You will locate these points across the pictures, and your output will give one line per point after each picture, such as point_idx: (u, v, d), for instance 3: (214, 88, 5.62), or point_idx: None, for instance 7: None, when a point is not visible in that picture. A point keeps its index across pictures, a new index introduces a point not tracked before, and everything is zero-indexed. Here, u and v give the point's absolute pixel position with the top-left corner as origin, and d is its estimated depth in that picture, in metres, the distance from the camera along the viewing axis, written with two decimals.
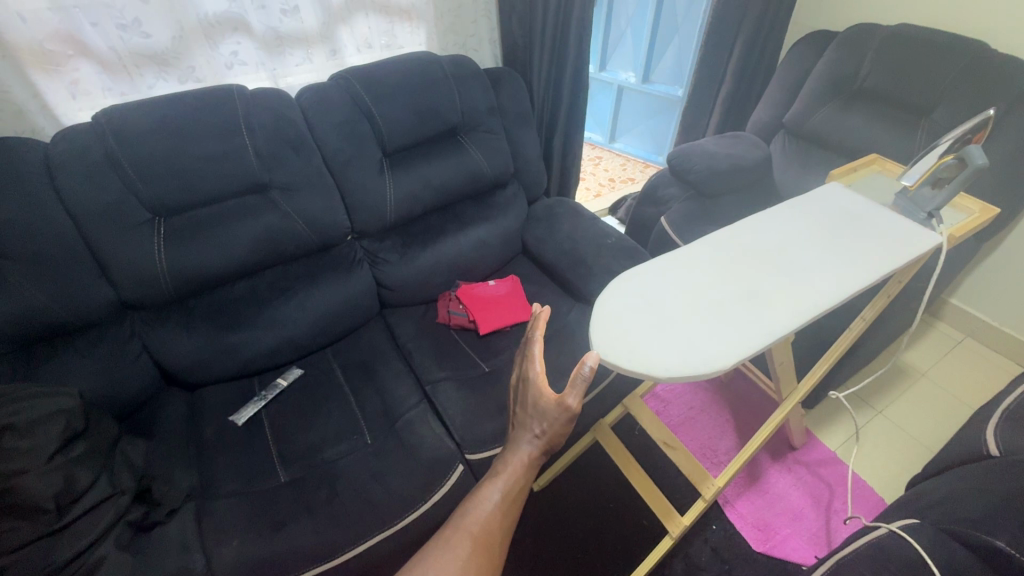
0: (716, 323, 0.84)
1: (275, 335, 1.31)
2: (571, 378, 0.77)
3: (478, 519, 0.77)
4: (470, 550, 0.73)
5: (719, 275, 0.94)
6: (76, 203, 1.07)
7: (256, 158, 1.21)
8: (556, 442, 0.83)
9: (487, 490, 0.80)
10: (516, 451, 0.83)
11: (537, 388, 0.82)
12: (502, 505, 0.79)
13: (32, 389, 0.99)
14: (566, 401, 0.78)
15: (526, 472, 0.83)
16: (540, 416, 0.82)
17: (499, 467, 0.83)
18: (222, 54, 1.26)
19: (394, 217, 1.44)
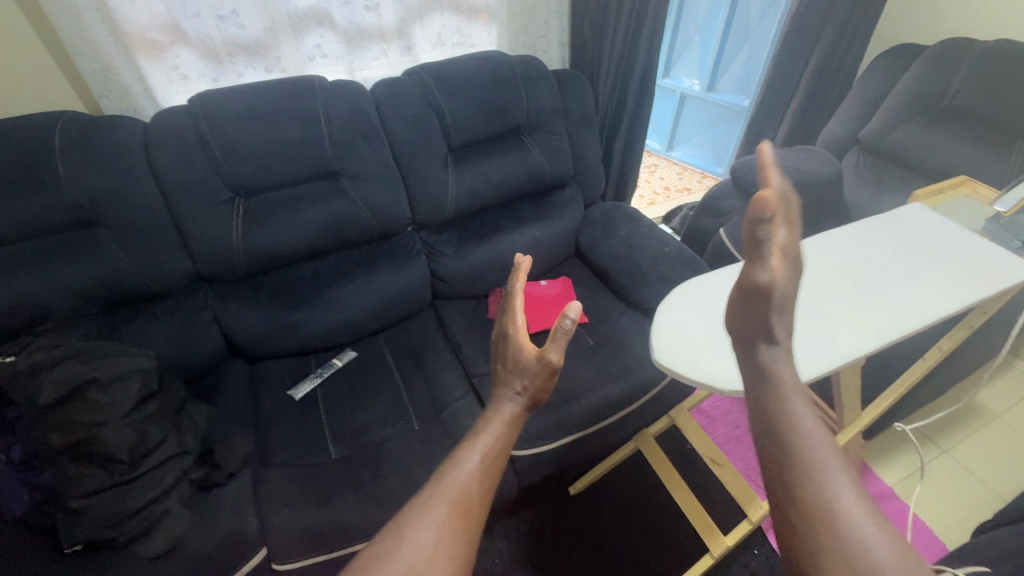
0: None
1: (333, 317, 1.36)
2: (551, 332, 0.74)
3: (456, 483, 0.63)
4: (447, 512, 0.60)
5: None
6: (169, 179, 1.16)
7: (330, 146, 1.26)
8: (539, 402, 0.76)
9: (467, 448, 0.68)
10: (497, 410, 0.74)
11: (521, 342, 0.77)
12: (483, 469, 0.66)
13: (114, 347, 1.08)
14: (549, 356, 0.74)
15: (509, 429, 0.73)
16: (521, 372, 0.76)
17: (480, 426, 0.73)
18: (306, 46, 1.32)
19: (454, 210, 1.46)
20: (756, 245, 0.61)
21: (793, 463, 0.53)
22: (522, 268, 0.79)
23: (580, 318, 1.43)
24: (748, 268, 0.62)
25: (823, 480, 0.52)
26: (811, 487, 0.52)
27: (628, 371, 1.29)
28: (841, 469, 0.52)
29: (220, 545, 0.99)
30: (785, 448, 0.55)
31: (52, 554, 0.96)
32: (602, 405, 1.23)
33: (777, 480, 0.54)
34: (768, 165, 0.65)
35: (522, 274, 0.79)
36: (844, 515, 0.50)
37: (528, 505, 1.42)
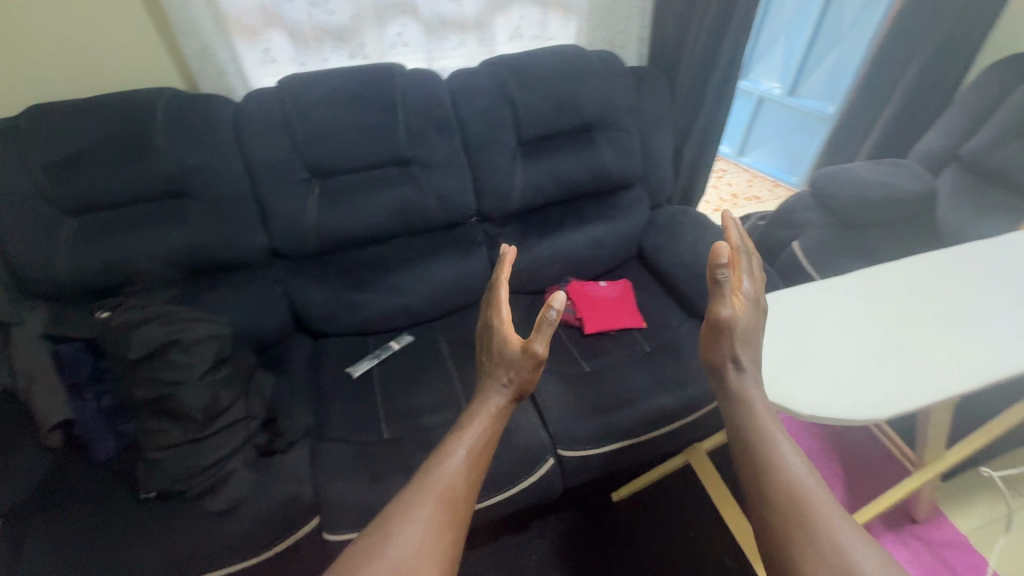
0: (841, 372, 0.84)
1: (393, 302, 1.39)
2: (537, 325, 0.83)
3: (444, 477, 0.73)
4: (435, 506, 0.70)
5: (836, 318, 0.92)
6: (255, 157, 1.21)
7: (405, 133, 1.28)
8: (524, 391, 0.88)
9: (454, 442, 0.79)
10: (485, 400, 0.86)
11: (507, 336, 0.88)
12: (469, 460, 0.77)
13: (195, 313, 1.16)
14: (533, 348, 0.84)
15: (495, 419, 0.84)
16: (507, 365, 0.87)
17: (469, 416, 0.84)
18: (389, 34, 1.35)
19: (518, 204, 1.45)
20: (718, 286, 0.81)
21: (771, 465, 0.71)
22: (509, 260, 0.94)
23: (639, 323, 1.39)
24: (713, 304, 0.83)
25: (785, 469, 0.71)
26: (779, 479, 0.69)
27: (686, 382, 1.25)
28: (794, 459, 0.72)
29: (277, 510, 1.03)
30: (763, 458, 0.72)
31: (129, 500, 1.03)
32: (656, 415, 1.20)
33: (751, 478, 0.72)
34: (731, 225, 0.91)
35: (507, 267, 0.93)
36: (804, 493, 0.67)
37: (567, 508, 1.40)
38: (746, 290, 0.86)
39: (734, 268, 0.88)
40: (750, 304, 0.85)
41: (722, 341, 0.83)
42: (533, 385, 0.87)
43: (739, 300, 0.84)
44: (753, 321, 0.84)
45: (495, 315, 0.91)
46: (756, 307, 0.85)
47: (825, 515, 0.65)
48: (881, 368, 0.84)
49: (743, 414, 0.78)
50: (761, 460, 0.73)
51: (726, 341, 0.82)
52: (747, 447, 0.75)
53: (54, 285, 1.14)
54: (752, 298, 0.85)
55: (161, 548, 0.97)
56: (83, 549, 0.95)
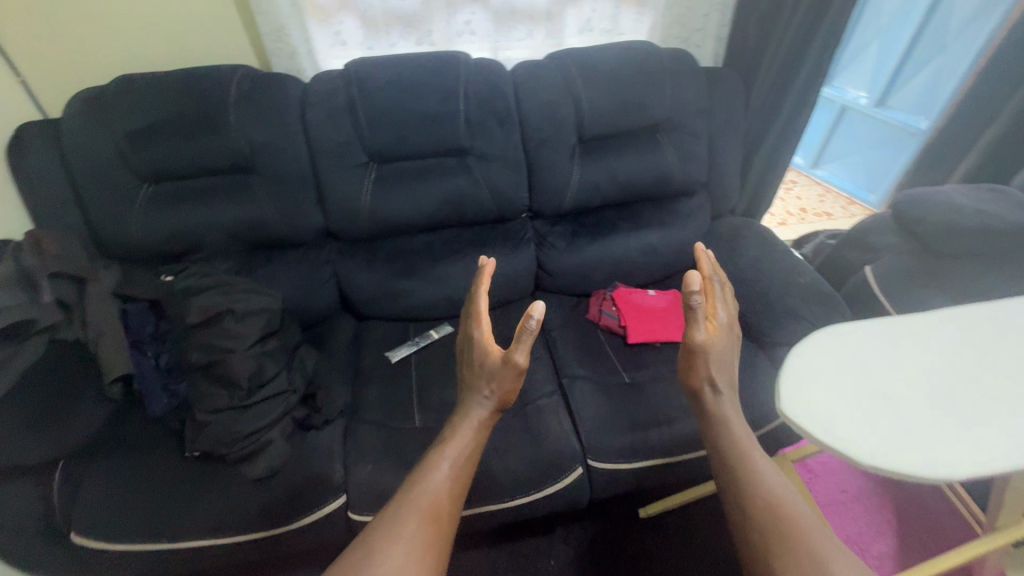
0: (912, 422, 0.76)
1: (438, 290, 1.39)
2: (518, 335, 0.86)
3: (428, 490, 0.75)
4: (418, 519, 0.71)
5: (907, 361, 0.84)
6: (318, 138, 1.23)
7: (465, 123, 1.27)
8: (506, 403, 0.90)
9: (437, 458, 0.80)
10: (469, 413, 0.87)
11: (489, 347, 0.92)
12: (452, 473, 0.79)
13: (250, 286, 1.21)
14: (514, 359, 0.88)
15: (477, 430, 0.86)
16: (489, 377, 0.89)
17: (453, 426, 0.86)
18: (457, 22, 1.34)
19: (572, 203, 1.41)
20: (693, 310, 0.92)
21: (752, 479, 0.78)
22: (488, 271, 0.99)
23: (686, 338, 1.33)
24: (688, 328, 0.93)
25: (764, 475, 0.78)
26: (760, 483, 0.77)
27: None
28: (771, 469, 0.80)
29: (308, 484, 1.06)
30: (744, 468, 0.80)
31: (174, 456, 1.09)
32: (695, 436, 1.14)
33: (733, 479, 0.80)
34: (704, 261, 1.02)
35: (487, 277, 0.98)
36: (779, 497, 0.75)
37: (593, 517, 1.37)
38: (719, 317, 0.97)
39: (710, 296, 1.00)
40: (724, 330, 0.96)
41: (699, 364, 0.92)
42: (515, 395, 0.90)
43: (712, 327, 0.96)
44: (726, 345, 0.95)
45: (476, 326, 0.93)
46: (729, 333, 0.97)
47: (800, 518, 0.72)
48: (955, 423, 0.75)
49: (724, 434, 0.86)
50: (743, 476, 0.79)
51: (701, 365, 0.92)
52: (730, 467, 0.81)
53: (131, 247, 1.23)
54: (723, 324, 0.97)
55: (198, 509, 1.02)
56: (128, 497, 1.02)
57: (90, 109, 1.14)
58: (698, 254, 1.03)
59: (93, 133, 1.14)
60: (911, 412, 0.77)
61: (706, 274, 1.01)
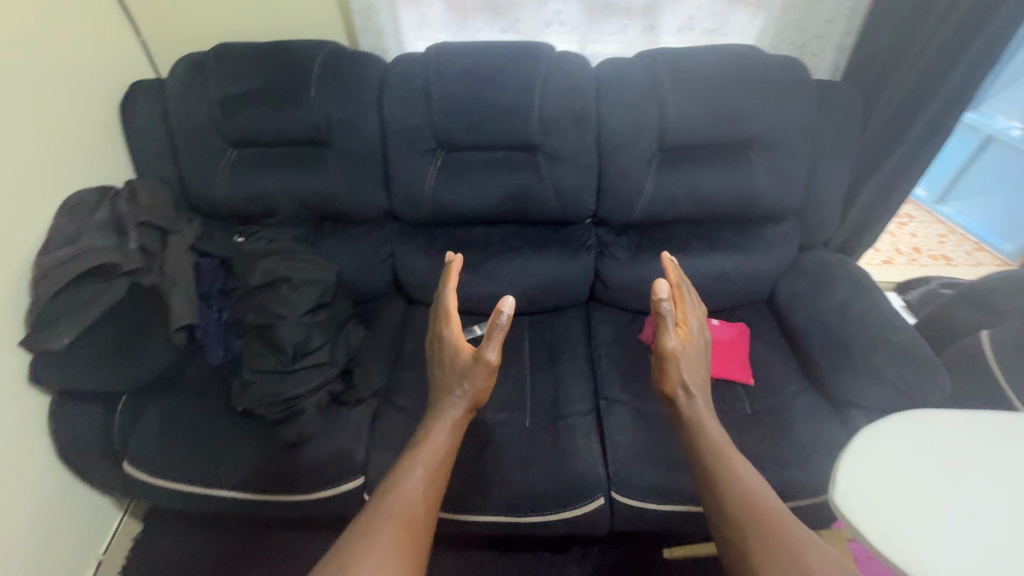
0: (1000, 549, 0.62)
1: (488, 287, 1.35)
2: (489, 333, 0.85)
3: (405, 495, 0.73)
4: (394, 525, 0.69)
5: (1012, 472, 0.70)
6: (390, 119, 1.23)
7: (538, 119, 1.21)
8: (479, 401, 0.89)
9: (411, 463, 0.78)
10: (442, 413, 0.86)
11: (458, 346, 0.91)
12: (428, 476, 0.77)
13: (310, 257, 1.26)
14: (486, 356, 0.87)
15: (451, 431, 0.85)
16: (461, 377, 0.88)
17: (427, 426, 0.86)
18: (547, 12, 1.29)
19: (642, 214, 1.31)
20: (663, 316, 0.89)
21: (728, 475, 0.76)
22: (454, 268, 0.98)
23: (746, 378, 1.21)
24: (659, 334, 0.90)
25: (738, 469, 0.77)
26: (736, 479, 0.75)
27: (785, 464, 1.06)
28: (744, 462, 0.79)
29: (332, 459, 1.09)
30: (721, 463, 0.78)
31: (222, 407, 1.16)
32: None
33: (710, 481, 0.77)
34: (673, 269, 0.99)
35: (453, 274, 0.97)
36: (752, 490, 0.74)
37: (613, 544, 1.30)
38: (690, 323, 0.95)
39: (678, 303, 0.96)
40: (693, 340, 0.93)
41: (670, 372, 0.90)
42: (488, 393, 0.89)
43: (683, 333, 0.93)
44: (699, 353, 0.93)
45: (445, 326, 0.92)
46: (699, 343, 0.94)
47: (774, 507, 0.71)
48: None
49: (705, 448, 0.82)
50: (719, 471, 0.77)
51: (674, 369, 0.90)
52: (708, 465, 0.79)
53: (212, 204, 1.31)
54: (694, 331, 0.94)
55: (234, 461, 1.09)
56: (178, 439, 1.11)
57: (192, 74, 1.22)
58: (665, 265, 1.00)
59: (189, 94, 1.22)
60: (1004, 537, 0.63)
61: (673, 280, 0.97)
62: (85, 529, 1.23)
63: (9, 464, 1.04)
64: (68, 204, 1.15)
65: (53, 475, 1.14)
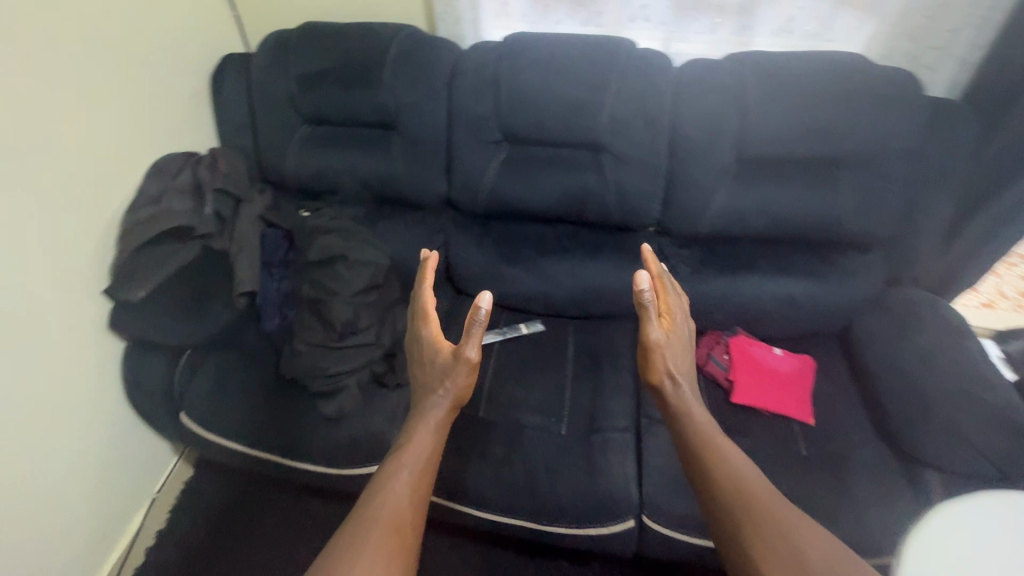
0: None
1: (537, 286, 1.32)
2: (466, 332, 0.86)
3: (389, 502, 0.77)
4: (381, 534, 0.73)
5: None
6: (458, 107, 1.22)
7: (608, 119, 1.16)
8: (462, 397, 0.90)
9: (396, 466, 0.81)
10: (426, 414, 0.88)
11: (439, 345, 0.92)
12: (411, 479, 0.80)
13: (367, 238, 1.28)
14: (466, 354, 0.88)
15: (435, 430, 0.87)
16: (444, 375, 0.90)
17: (411, 425, 0.88)
18: (632, 6, 1.22)
19: (709, 228, 1.23)
20: (645, 309, 0.90)
21: (708, 445, 0.84)
22: (430, 264, 0.95)
23: (805, 418, 1.12)
24: (641, 326, 0.91)
25: (717, 440, 0.85)
26: (715, 450, 0.83)
27: (838, 517, 0.97)
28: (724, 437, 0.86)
29: (365, 439, 1.11)
30: (702, 438, 0.85)
31: (272, 373, 1.22)
32: None
33: (693, 452, 0.85)
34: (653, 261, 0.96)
35: (429, 271, 0.95)
36: (728, 459, 0.82)
37: (637, 566, 1.25)
38: (674, 313, 0.97)
39: (662, 295, 0.97)
40: (676, 332, 0.96)
41: (656, 362, 0.92)
42: (471, 389, 0.91)
43: (666, 324, 0.95)
44: (681, 342, 0.96)
45: (424, 324, 0.94)
46: (681, 333, 0.96)
47: (748, 475, 0.79)
48: None
49: (694, 438, 0.86)
50: (704, 445, 0.84)
51: (659, 358, 0.92)
52: (694, 441, 0.86)
53: (283, 178, 1.36)
54: (678, 320, 0.97)
55: (277, 426, 1.14)
56: (229, 397, 1.18)
57: (276, 50, 1.27)
58: (646, 257, 0.97)
59: (272, 70, 1.27)
60: None
61: (654, 271, 0.97)
62: (141, 466, 1.32)
63: (85, 399, 1.15)
64: (156, 167, 1.24)
65: (120, 413, 1.24)
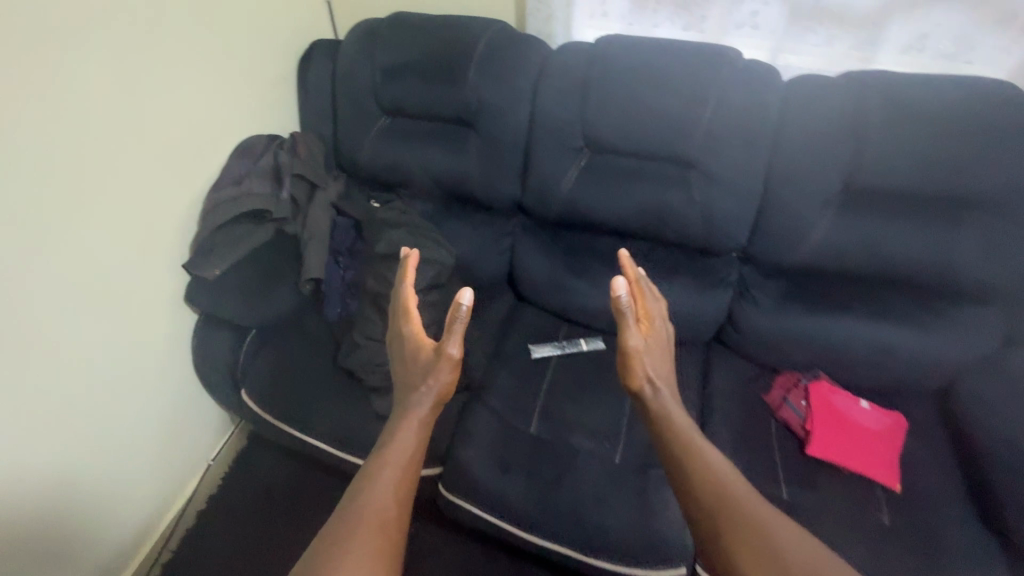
0: None
1: (603, 303, 1.26)
2: (449, 325, 0.83)
3: (374, 500, 0.72)
4: (365, 532, 0.68)
5: None
6: (540, 110, 1.17)
7: (701, 135, 1.07)
8: (446, 395, 0.86)
9: (378, 463, 0.76)
10: (410, 411, 0.83)
11: (421, 342, 0.88)
12: (397, 474, 0.76)
13: (433, 235, 1.27)
14: (448, 350, 0.84)
15: (420, 426, 0.82)
16: (426, 371, 0.85)
17: (394, 422, 0.83)
18: (740, 12, 1.13)
19: (800, 262, 1.13)
20: (623, 313, 0.86)
21: (680, 436, 0.80)
22: (411, 261, 0.94)
23: (892, 484, 1.00)
24: (621, 332, 0.87)
25: (688, 431, 0.81)
26: (686, 440, 0.80)
27: None
28: (695, 428, 0.82)
29: None
30: (676, 430, 0.81)
31: (330, 361, 1.23)
32: None
33: (669, 443, 0.81)
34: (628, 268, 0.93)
35: (409, 269, 0.94)
36: (697, 446, 0.79)
37: None
38: (653, 318, 0.92)
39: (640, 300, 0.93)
40: (656, 340, 0.91)
41: (637, 369, 0.86)
42: (456, 386, 0.86)
43: (645, 329, 0.91)
44: (662, 350, 0.91)
45: (407, 323, 0.90)
46: (661, 341, 0.91)
47: (715, 461, 0.76)
48: None
49: (675, 440, 0.80)
50: (679, 441, 0.80)
51: (639, 364, 0.86)
52: (671, 441, 0.81)
53: (357, 167, 1.36)
54: (657, 325, 0.92)
55: (329, 416, 1.15)
56: (287, 381, 1.20)
57: (364, 40, 1.26)
58: (621, 261, 0.94)
59: (357, 59, 1.26)
60: None
61: (632, 276, 0.93)
62: (201, 434, 1.38)
63: (155, 366, 1.20)
64: (240, 148, 1.27)
65: (186, 381, 1.29)
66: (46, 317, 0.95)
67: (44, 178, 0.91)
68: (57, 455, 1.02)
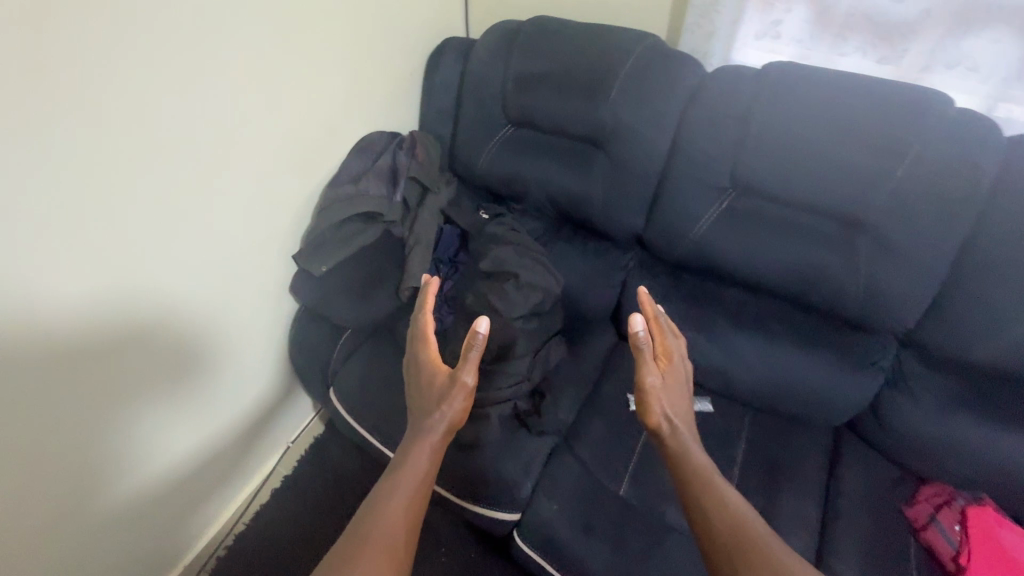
0: None
1: (720, 362, 1.13)
2: (465, 352, 0.76)
3: (381, 532, 0.66)
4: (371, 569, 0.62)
5: None
6: (685, 139, 1.04)
7: (887, 194, 0.89)
8: (459, 424, 0.79)
9: (384, 491, 0.71)
10: (419, 440, 0.77)
11: (437, 366, 0.82)
12: (405, 506, 0.70)
13: (541, 258, 1.18)
14: (463, 378, 0.78)
15: (431, 454, 0.76)
16: (437, 397, 0.79)
17: (401, 450, 0.77)
18: (956, 49, 0.94)
19: (988, 364, 0.92)
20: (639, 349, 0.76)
21: (709, 486, 0.71)
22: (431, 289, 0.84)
23: None
24: (636, 368, 0.78)
25: (713, 479, 0.72)
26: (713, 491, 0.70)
27: None
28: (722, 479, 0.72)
29: (495, 481, 1.02)
30: (702, 480, 0.72)
31: None
32: None
33: (695, 495, 0.71)
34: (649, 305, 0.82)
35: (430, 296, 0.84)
36: (727, 500, 0.69)
37: None
38: (672, 356, 0.82)
39: (659, 338, 0.83)
40: (675, 380, 0.81)
41: (653, 408, 0.77)
42: (468, 415, 0.80)
43: (663, 364, 0.81)
44: (684, 393, 0.81)
45: (421, 348, 0.83)
46: (682, 385, 0.81)
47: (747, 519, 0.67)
48: None
49: (705, 496, 0.70)
50: (709, 495, 0.70)
51: (655, 402, 0.77)
52: (699, 495, 0.71)
53: (472, 176, 1.31)
54: (677, 362, 0.82)
55: None
56: (375, 388, 1.18)
57: (501, 43, 1.18)
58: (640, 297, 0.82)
59: (491, 63, 1.19)
60: None
61: (650, 312, 0.83)
62: (285, 418, 1.41)
63: (254, 351, 1.21)
64: (360, 144, 1.24)
65: (279, 367, 1.31)
66: (152, 307, 0.94)
67: (168, 168, 0.88)
68: (145, 441, 1.02)
